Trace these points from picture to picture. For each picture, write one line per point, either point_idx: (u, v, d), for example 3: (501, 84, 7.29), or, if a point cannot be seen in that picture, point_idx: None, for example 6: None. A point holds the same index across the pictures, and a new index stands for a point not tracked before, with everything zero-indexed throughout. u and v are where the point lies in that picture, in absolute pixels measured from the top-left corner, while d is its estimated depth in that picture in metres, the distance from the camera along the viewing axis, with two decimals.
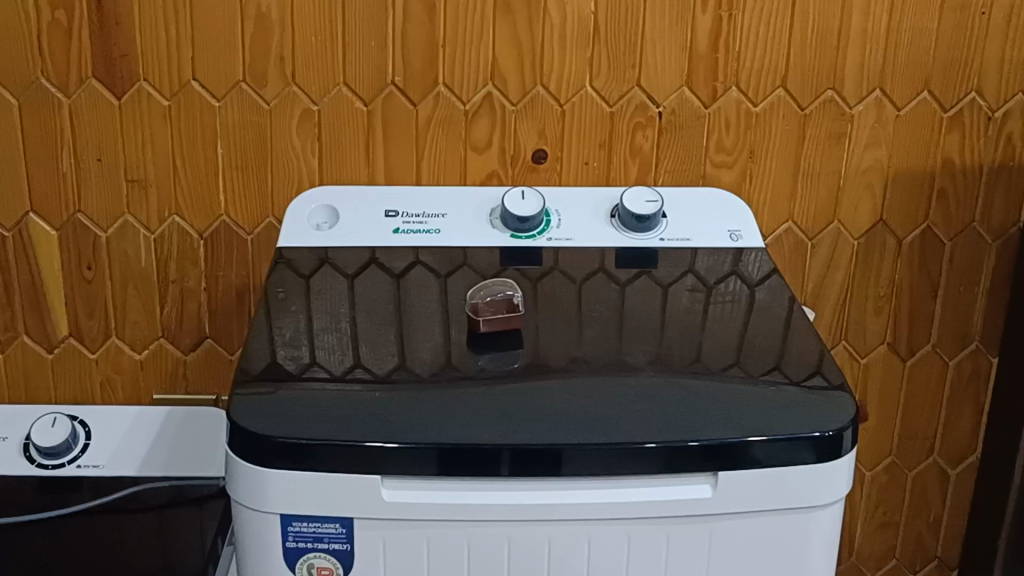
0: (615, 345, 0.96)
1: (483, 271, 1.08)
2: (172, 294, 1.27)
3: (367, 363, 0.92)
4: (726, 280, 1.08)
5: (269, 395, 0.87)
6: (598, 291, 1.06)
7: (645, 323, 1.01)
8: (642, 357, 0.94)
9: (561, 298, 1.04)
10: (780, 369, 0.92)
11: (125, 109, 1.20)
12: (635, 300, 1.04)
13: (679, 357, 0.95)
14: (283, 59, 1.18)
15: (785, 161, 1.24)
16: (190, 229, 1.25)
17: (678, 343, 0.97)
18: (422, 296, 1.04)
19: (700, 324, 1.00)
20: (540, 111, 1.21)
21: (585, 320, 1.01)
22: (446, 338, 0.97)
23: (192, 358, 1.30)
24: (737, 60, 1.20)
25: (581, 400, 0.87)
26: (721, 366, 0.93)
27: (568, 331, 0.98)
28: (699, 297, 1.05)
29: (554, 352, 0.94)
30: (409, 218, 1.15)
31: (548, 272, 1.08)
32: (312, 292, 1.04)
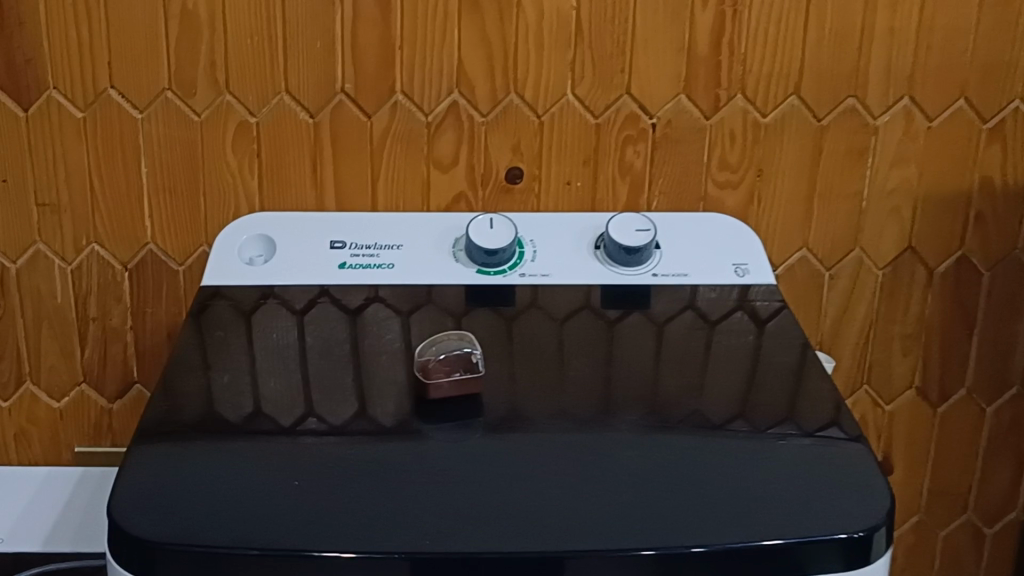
0: (596, 407, 0.79)
1: (441, 315, 0.91)
2: (93, 335, 1.11)
3: (294, 433, 0.76)
4: (729, 318, 0.91)
5: (166, 478, 0.70)
6: (577, 337, 0.89)
7: (633, 378, 0.84)
8: (627, 423, 0.77)
9: (533, 346, 0.87)
10: (791, 420, 0.78)
11: (32, 123, 1.03)
12: (624, 345, 0.88)
13: (674, 422, 0.78)
14: (215, 65, 1.02)
15: (798, 180, 1.07)
16: (112, 260, 1.08)
17: (674, 402, 0.80)
18: (373, 340, 0.88)
19: (705, 368, 0.85)
20: (514, 123, 1.05)
21: (561, 376, 0.84)
22: (392, 400, 0.80)
23: (118, 407, 1.13)
24: (742, 64, 1.03)
25: (552, 485, 0.70)
26: (723, 419, 0.78)
27: (539, 389, 0.82)
28: (698, 343, 0.88)
29: (521, 418, 0.77)
30: (357, 251, 0.98)
31: (519, 314, 0.91)
32: (239, 339, 0.88)
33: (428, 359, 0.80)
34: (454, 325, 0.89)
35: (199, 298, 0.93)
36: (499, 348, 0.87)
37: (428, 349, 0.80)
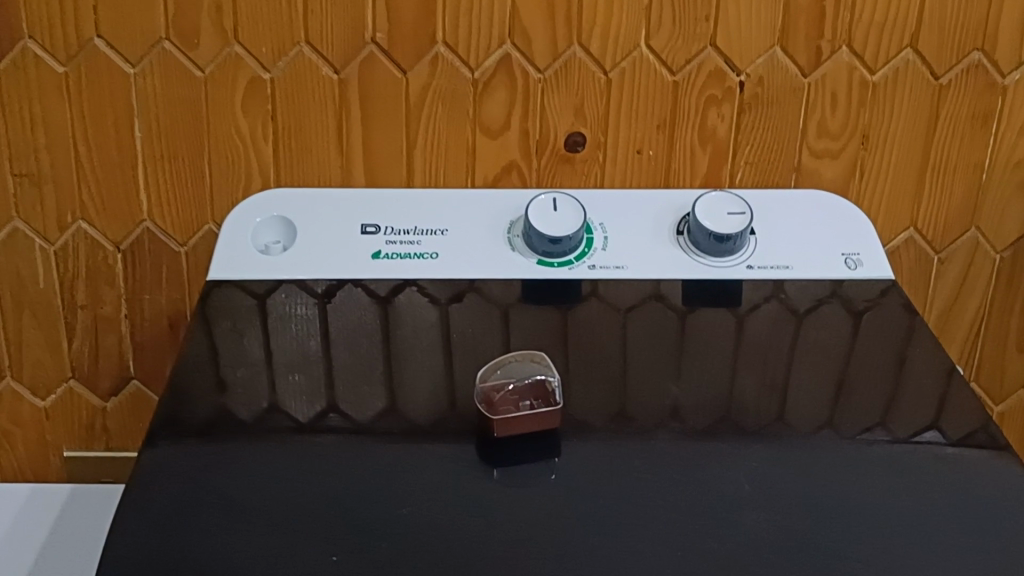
0: (698, 448, 0.64)
1: (499, 319, 0.75)
2: (82, 325, 0.96)
3: (324, 482, 0.60)
4: (821, 308, 0.77)
5: (165, 548, 0.55)
6: (660, 351, 0.73)
7: (736, 407, 0.68)
8: (742, 469, 0.62)
9: (595, 351, 0.73)
10: (882, 425, 0.66)
11: (5, 78, 0.86)
12: (706, 351, 0.74)
13: (797, 467, 0.62)
14: (221, 9, 0.85)
15: (909, 149, 0.91)
16: (103, 239, 0.93)
17: (794, 442, 0.65)
18: (407, 332, 0.74)
19: (792, 363, 0.72)
20: (576, 80, 0.88)
21: (649, 404, 0.68)
22: (447, 437, 0.64)
23: (113, 406, 0.99)
24: (851, 10, 0.86)
25: (655, 557, 0.54)
26: (807, 429, 0.66)
27: (626, 424, 0.66)
28: (782, 341, 0.74)
29: (608, 465, 0.62)
30: (394, 236, 0.82)
31: (590, 321, 0.76)
32: (249, 334, 0.74)
33: (493, 391, 0.66)
34: (510, 341, 0.73)
35: (203, 296, 0.77)
36: (569, 369, 0.71)
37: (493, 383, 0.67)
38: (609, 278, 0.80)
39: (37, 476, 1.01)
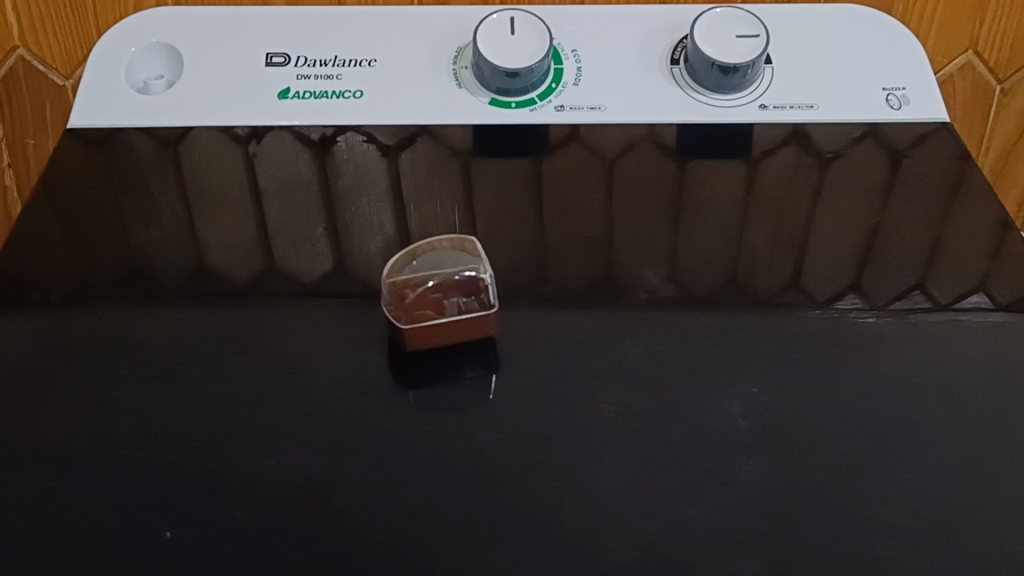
0: (680, 366, 0.48)
1: (439, 193, 0.59)
2: None
3: (168, 434, 0.45)
4: (848, 155, 0.61)
5: None
6: (641, 232, 0.57)
7: (735, 309, 0.52)
8: (737, 399, 0.46)
9: (569, 202, 0.59)
10: (922, 286, 0.54)
11: None
12: (704, 224, 0.58)
13: (811, 398, 0.46)
14: None
15: None
16: None
17: (808, 361, 0.49)
18: (351, 176, 0.61)
19: (813, 220, 0.58)
20: None
21: (619, 305, 0.52)
22: (346, 357, 0.49)
23: None
24: None
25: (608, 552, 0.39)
26: (827, 296, 0.54)
27: (588, 332, 0.50)
28: (796, 208, 0.59)
29: (555, 394, 0.46)
30: (306, 68, 0.63)
31: (556, 191, 0.60)
32: (149, 187, 0.60)
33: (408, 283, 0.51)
34: (475, 218, 0.58)
35: (88, 147, 0.62)
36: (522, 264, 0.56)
37: (413, 273, 0.52)
38: (579, 126, 0.62)
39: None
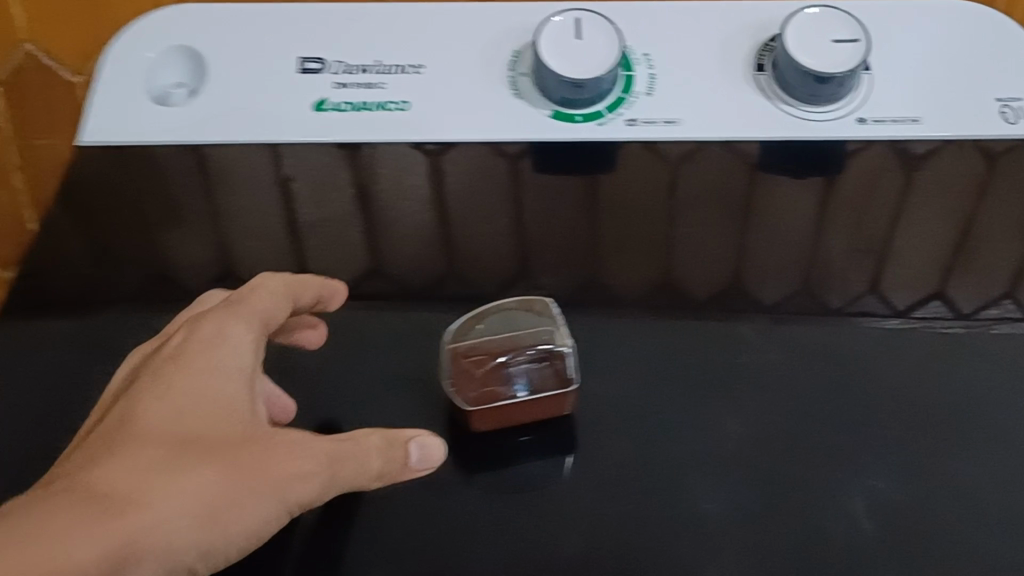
0: (786, 458, 0.44)
1: (490, 224, 0.54)
2: None
3: (221, 574, 0.41)
4: (936, 158, 0.55)
5: None
6: (704, 256, 0.53)
7: (834, 375, 0.47)
8: (856, 497, 0.42)
9: (628, 215, 0.54)
10: (1011, 296, 0.51)
11: None
12: (773, 246, 0.53)
13: (933, 500, 0.43)
14: None
15: None
16: None
17: (921, 446, 0.44)
18: (386, 184, 0.55)
19: (885, 232, 0.53)
20: None
21: (704, 371, 0.47)
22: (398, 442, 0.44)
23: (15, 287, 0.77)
24: None
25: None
26: (907, 303, 0.51)
27: (674, 409, 0.46)
28: (872, 220, 0.54)
29: (652, 502, 0.42)
30: (344, 75, 0.57)
31: (614, 212, 0.54)
32: (171, 234, 0.55)
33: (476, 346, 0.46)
34: (523, 223, 0.54)
35: (105, 168, 0.57)
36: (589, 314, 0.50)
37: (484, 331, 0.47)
38: (649, 142, 0.55)
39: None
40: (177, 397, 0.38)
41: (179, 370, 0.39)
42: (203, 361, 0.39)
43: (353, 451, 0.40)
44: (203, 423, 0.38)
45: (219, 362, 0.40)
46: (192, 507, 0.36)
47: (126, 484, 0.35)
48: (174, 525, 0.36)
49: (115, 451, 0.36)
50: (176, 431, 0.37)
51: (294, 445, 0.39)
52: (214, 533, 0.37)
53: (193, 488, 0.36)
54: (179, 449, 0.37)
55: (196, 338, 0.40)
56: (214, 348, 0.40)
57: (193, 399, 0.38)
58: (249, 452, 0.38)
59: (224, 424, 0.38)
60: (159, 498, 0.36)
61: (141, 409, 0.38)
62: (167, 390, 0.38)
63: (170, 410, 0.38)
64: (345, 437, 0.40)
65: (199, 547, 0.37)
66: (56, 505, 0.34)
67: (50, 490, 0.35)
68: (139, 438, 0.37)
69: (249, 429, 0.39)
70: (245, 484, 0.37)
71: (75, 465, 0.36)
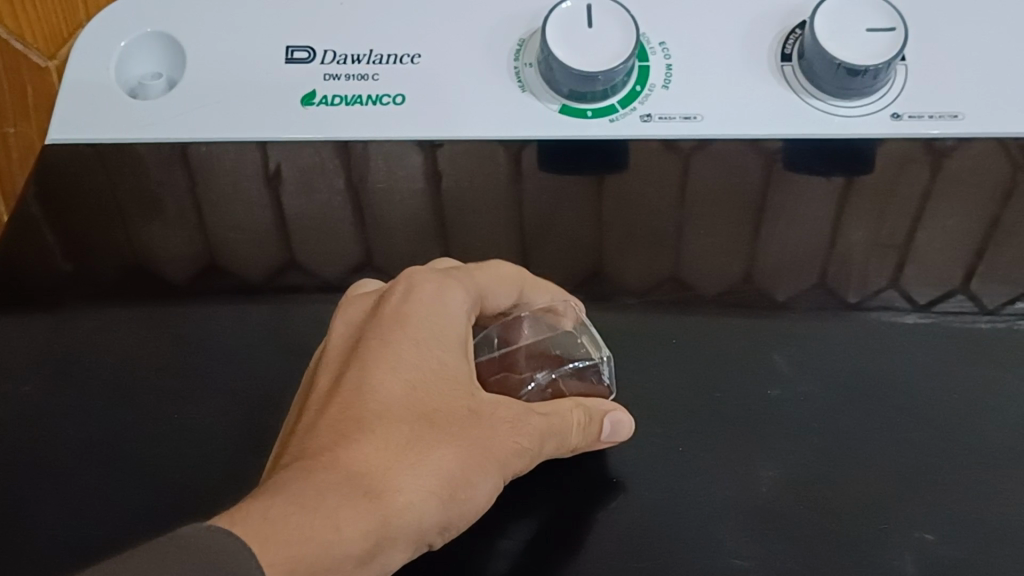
0: (827, 510, 0.41)
1: (496, 227, 0.51)
2: None
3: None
4: (983, 151, 0.51)
5: None
6: (724, 259, 0.49)
7: (872, 405, 0.44)
8: (889, 548, 0.40)
9: (637, 215, 0.51)
10: None
11: None
12: (797, 247, 0.50)
13: (977, 551, 0.40)
14: None
15: None
16: None
17: (969, 485, 0.42)
18: (382, 183, 0.51)
19: (914, 231, 0.50)
20: None
21: (731, 405, 0.44)
22: None
23: None
24: None
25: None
26: (930, 296, 0.48)
27: (699, 444, 0.43)
28: (901, 217, 0.50)
29: (688, 563, 0.40)
30: (335, 67, 0.52)
31: (628, 213, 0.51)
32: (150, 233, 0.51)
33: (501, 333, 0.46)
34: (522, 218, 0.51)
35: (78, 173, 0.53)
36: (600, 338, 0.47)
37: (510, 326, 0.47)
38: (666, 139, 0.51)
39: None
40: (410, 371, 0.38)
41: (396, 337, 0.39)
42: (420, 333, 0.39)
43: (565, 424, 0.41)
44: (439, 399, 0.38)
45: (437, 328, 0.40)
46: (436, 484, 0.37)
47: (379, 464, 0.35)
48: (423, 502, 0.37)
49: (363, 426, 0.36)
50: (411, 407, 0.37)
51: (516, 421, 0.40)
52: (461, 504, 0.38)
53: (436, 469, 0.37)
54: (417, 426, 0.37)
55: (412, 305, 0.40)
56: (434, 314, 0.40)
57: (421, 378, 0.38)
58: (478, 429, 0.39)
59: (455, 393, 0.39)
60: (408, 479, 0.36)
61: (371, 379, 0.38)
62: (394, 361, 0.38)
63: (402, 379, 0.38)
64: (551, 411, 0.41)
65: (440, 523, 0.38)
66: (326, 488, 0.34)
67: (310, 470, 0.34)
68: (378, 412, 0.37)
69: (477, 400, 0.39)
70: (477, 462, 0.38)
71: (324, 437, 0.36)
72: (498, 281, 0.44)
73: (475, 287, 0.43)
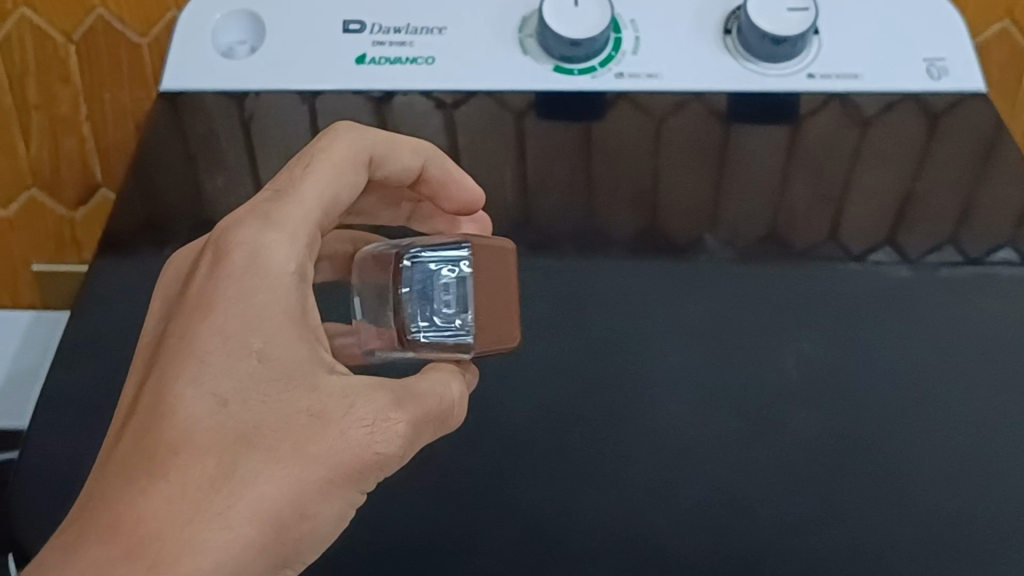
0: (741, 352, 0.56)
1: (504, 159, 0.65)
2: (38, 127, 0.84)
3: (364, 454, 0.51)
4: (894, 111, 0.66)
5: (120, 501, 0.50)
6: (685, 188, 0.64)
7: (789, 286, 0.59)
8: (787, 364, 0.55)
9: (622, 161, 0.65)
10: (953, 243, 0.62)
11: None
12: (748, 180, 0.64)
13: (853, 374, 0.55)
14: None
15: None
16: (50, 29, 0.79)
17: (851, 340, 0.56)
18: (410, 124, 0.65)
19: (846, 174, 0.64)
20: None
21: (683, 288, 0.59)
22: None
23: (82, 217, 0.89)
24: None
25: (715, 526, 0.49)
26: (863, 248, 0.62)
27: (653, 312, 0.58)
28: (837, 165, 0.65)
29: (639, 382, 0.55)
30: (381, 35, 0.68)
31: (614, 150, 0.65)
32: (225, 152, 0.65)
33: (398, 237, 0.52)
34: (528, 162, 0.65)
35: (168, 111, 0.66)
36: (509, 293, 0.48)
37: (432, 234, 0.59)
38: (630, 92, 0.67)
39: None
40: (220, 387, 0.41)
41: (209, 345, 0.41)
42: (233, 335, 0.42)
43: (437, 403, 0.46)
44: (257, 412, 0.41)
45: (252, 325, 0.42)
46: (262, 514, 0.40)
47: (180, 512, 0.38)
48: (247, 537, 0.39)
49: (161, 468, 0.39)
50: (222, 429, 0.40)
51: (373, 424, 0.43)
52: (303, 525, 0.41)
53: (266, 501, 0.40)
54: (227, 449, 0.40)
55: (219, 298, 0.42)
56: (251, 313, 0.42)
57: (233, 392, 0.41)
58: (313, 441, 0.41)
59: (285, 399, 0.41)
60: (214, 526, 0.39)
61: (176, 397, 0.40)
62: (203, 374, 0.41)
63: (209, 397, 0.40)
64: (428, 394, 0.46)
65: (278, 553, 0.41)
66: (112, 560, 0.37)
67: (88, 542, 0.37)
68: (180, 447, 0.39)
69: (319, 407, 0.42)
70: (315, 479, 0.41)
71: (116, 483, 0.39)
72: (339, 170, 0.48)
73: (304, 228, 0.46)
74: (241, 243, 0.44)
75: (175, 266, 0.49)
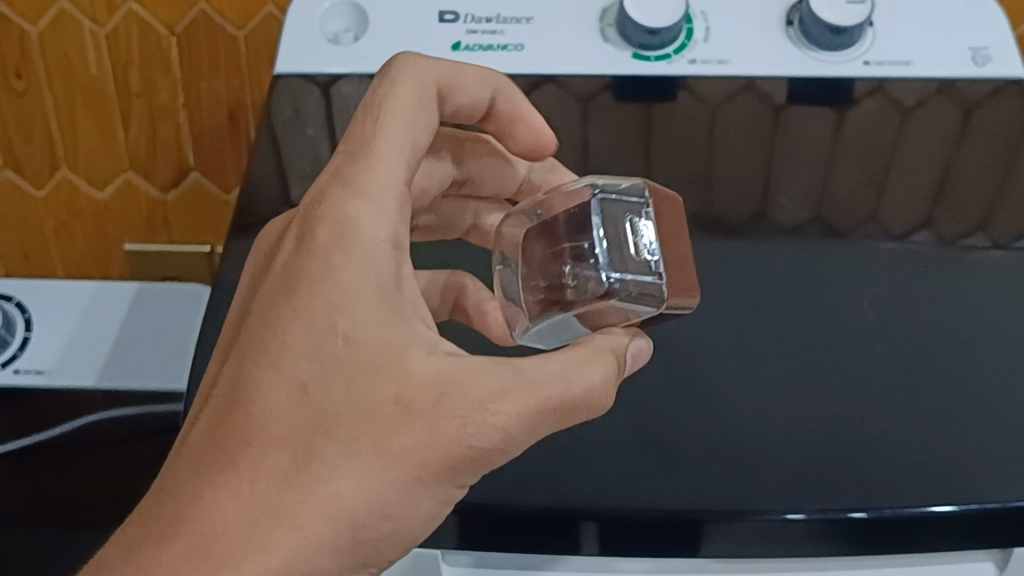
0: (799, 309, 0.61)
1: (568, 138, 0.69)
2: (138, 112, 0.93)
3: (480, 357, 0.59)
4: (931, 104, 0.72)
5: None
6: (740, 166, 0.68)
7: (838, 253, 0.64)
8: (844, 308, 0.61)
9: (680, 141, 0.69)
10: (982, 230, 0.65)
11: None
12: (795, 158, 0.69)
13: (908, 320, 0.60)
14: None
15: None
16: (154, 21, 0.87)
17: (902, 302, 0.61)
18: None
19: (890, 151, 0.69)
20: None
21: (743, 259, 0.64)
22: None
23: (174, 199, 1.00)
24: None
25: (776, 475, 0.54)
26: (903, 230, 0.66)
27: (726, 274, 0.63)
28: (879, 148, 0.70)
29: (709, 331, 0.60)
30: (474, 25, 0.74)
31: (675, 126, 0.70)
32: (310, 129, 0.69)
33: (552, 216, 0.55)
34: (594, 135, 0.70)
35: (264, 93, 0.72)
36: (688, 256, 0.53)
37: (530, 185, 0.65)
38: (688, 79, 0.73)
39: (68, 269, 1.07)
40: (301, 375, 0.45)
41: (293, 328, 0.46)
42: (318, 319, 0.46)
43: (576, 387, 0.48)
44: (340, 400, 0.45)
45: (336, 307, 0.46)
46: (336, 513, 0.44)
47: (250, 509, 0.44)
48: (317, 535, 0.44)
49: (239, 461, 0.44)
50: (301, 415, 0.45)
51: (475, 414, 0.46)
52: (384, 525, 0.46)
53: (338, 500, 0.44)
54: (304, 436, 0.45)
55: (304, 283, 0.47)
56: (336, 298, 0.46)
57: (314, 376, 0.45)
58: (397, 435, 0.45)
59: (374, 384, 0.45)
60: (286, 524, 0.44)
61: (257, 382, 0.46)
62: (285, 360, 0.46)
63: (292, 381, 0.45)
64: (562, 380, 0.48)
65: (359, 548, 0.46)
66: (182, 554, 0.43)
67: (167, 543, 0.44)
68: (253, 439, 0.45)
69: (407, 398, 0.45)
70: (399, 474, 0.45)
71: (195, 470, 0.45)
72: (420, 126, 0.52)
73: (393, 194, 0.49)
74: (322, 215, 0.48)
75: (272, 232, 0.54)
